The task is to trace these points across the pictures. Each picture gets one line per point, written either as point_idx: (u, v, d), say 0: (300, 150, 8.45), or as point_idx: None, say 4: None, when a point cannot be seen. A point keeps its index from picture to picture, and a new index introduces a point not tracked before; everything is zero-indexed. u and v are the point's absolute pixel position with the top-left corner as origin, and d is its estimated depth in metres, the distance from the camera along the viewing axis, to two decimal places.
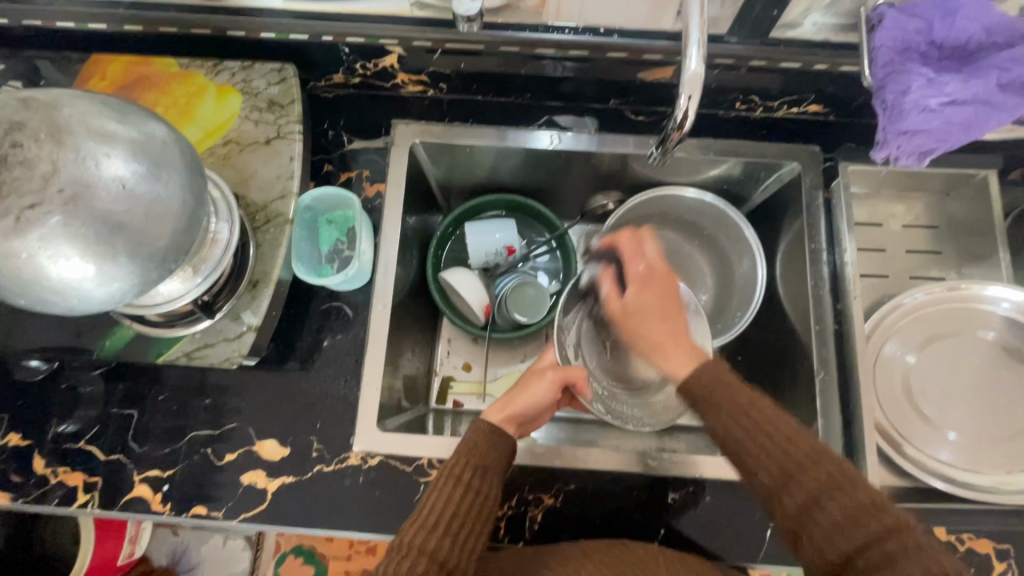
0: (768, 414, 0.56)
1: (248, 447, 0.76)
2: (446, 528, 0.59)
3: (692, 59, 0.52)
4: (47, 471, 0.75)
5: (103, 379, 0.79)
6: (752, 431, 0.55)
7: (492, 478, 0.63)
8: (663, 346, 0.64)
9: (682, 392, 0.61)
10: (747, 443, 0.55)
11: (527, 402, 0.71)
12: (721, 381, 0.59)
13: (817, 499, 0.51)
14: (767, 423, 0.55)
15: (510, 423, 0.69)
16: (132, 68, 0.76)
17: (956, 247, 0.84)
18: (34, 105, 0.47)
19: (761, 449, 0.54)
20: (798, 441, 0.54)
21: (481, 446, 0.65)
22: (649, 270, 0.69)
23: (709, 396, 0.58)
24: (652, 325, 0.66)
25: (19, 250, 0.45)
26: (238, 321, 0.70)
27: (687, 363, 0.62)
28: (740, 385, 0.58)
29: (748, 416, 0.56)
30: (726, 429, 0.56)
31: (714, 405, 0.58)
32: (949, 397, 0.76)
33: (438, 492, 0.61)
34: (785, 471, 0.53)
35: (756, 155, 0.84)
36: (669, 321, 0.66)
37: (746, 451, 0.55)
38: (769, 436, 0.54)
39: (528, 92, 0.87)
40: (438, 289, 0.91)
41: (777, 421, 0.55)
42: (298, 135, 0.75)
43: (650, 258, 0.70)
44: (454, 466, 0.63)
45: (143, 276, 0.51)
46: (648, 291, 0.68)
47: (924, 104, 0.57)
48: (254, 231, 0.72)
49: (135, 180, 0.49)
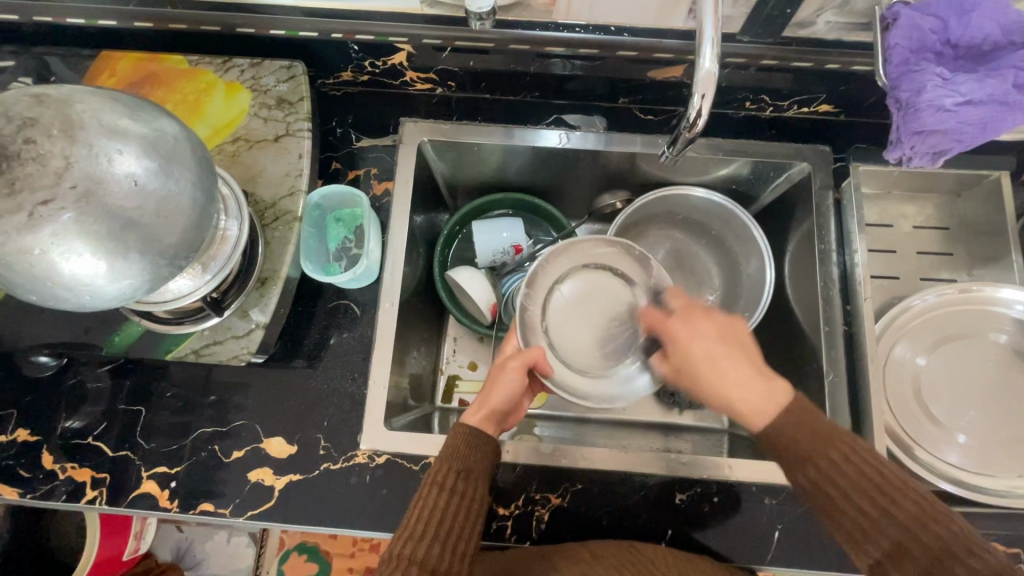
0: (861, 462, 0.56)
1: (255, 444, 0.76)
2: (435, 535, 0.59)
3: (705, 58, 0.52)
4: (55, 467, 0.76)
5: (110, 375, 0.79)
6: (843, 482, 0.55)
7: (476, 480, 0.63)
8: (737, 401, 0.61)
9: (771, 442, 0.59)
10: (839, 496, 0.55)
11: (501, 395, 0.69)
12: (814, 432, 0.57)
13: (905, 547, 0.53)
14: (857, 470, 0.55)
15: (491, 420, 0.68)
16: (141, 65, 0.76)
17: (967, 249, 0.84)
18: (47, 101, 0.47)
19: (854, 503, 0.55)
20: (888, 487, 0.54)
21: (462, 450, 0.64)
22: (692, 311, 0.67)
23: (798, 448, 0.57)
24: (718, 380, 0.62)
25: (31, 246, 0.45)
26: (247, 318, 0.70)
27: (769, 410, 0.59)
28: (836, 435, 0.57)
29: (842, 475, 0.56)
30: (818, 488, 0.56)
31: (802, 459, 0.57)
32: (960, 399, 0.75)
33: (424, 500, 0.61)
34: (876, 524, 0.54)
35: (766, 154, 0.84)
36: (735, 364, 0.62)
37: (846, 512, 0.55)
38: (862, 487, 0.55)
39: (536, 90, 0.87)
40: (444, 287, 0.91)
41: (868, 468, 0.55)
42: (307, 133, 0.75)
43: (683, 310, 0.68)
44: (437, 472, 0.62)
45: (154, 272, 0.52)
46: (695, 342, 0.65)
47: (940, 104, 0.56)
48: (263, 228, 0.72)
49: (146, 176, 0.48)
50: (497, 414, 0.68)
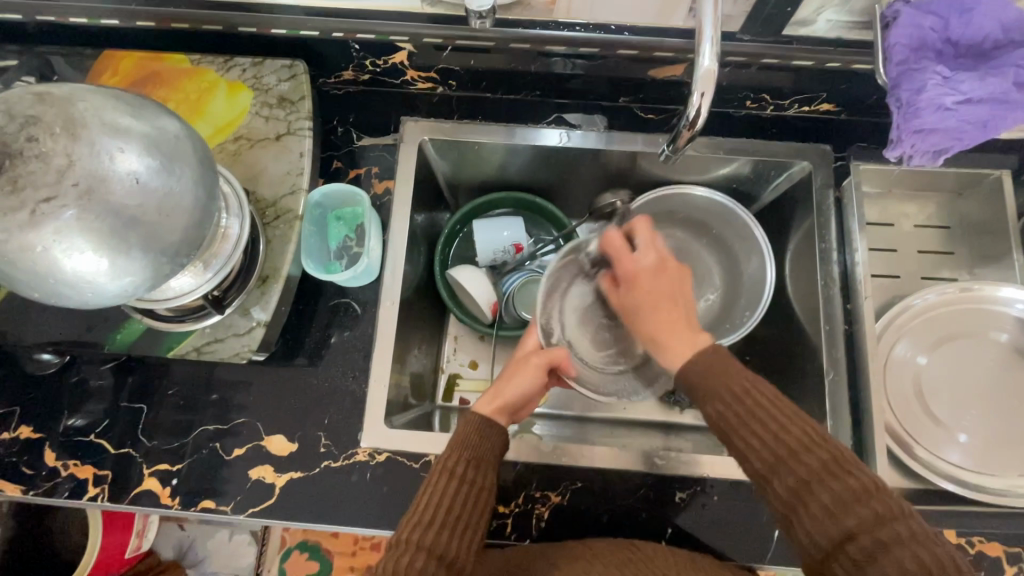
0: (763, 397, 0.56)
1: (256, 442, 0.76)
2: (443, 523, 0.59)
3: (704, 56, 0.52)
4: (57, 464, 0.76)
5: (113, 373, 0.79)
6: (748, 417, 0.56)
7: (486, 471, 0.63)
8: (659, 337, 0.65)
9: (685, 379, 0.61)
10: (743, 429, 0.56)
11: (517, 388, 0.69)
12: (721, 368, 0.59)
13: (809, 484, 0.52)
14: (764, 406, 0.56)
15: (502, 413, 0.68)
16: (144, 64, 0.77)
17: (968, 247, 0.83)
18: (50, 99, 0.47)
19: (756, 434, 0.55)
20: (797, 426, 0.54)
21: (472, 437, 0.65)
22: (660, 259, 0.69)
23: (706, 385, 0.59)
24: (650, 320, 0.66)
25: (34, 243, 0.45)
26: (248, 316, 0.70)
27: (687, 350, 0.63)
28: (740, 372, 0.58)
29: (741, 403, 0.56)
30: (720, 416, 0.57)
31: (709, 392, 0.58)
32: (961, 398, 0.75)
33: (433, 487, 0.61)
34: (779, 459, 0.53)
35: (766, 153, 0.84)
36: (666, 311, 0.66)
37: (740, 435, 0.56)
38: (766, 421, 0.55)
39: (537, 89, 0.87)
40: (445, 286, 0.92)
41: (774, 409, 0.56)
42: (308, 132, 0.76)
43: (649, 252, 0.70)
44: (447, 459, 0.63)
45: (156, 270, 0.52)
46: (642, 284, 0.68)
47: (940, 102, 0.56)
48: (264, 226, 0.72)
49: (148, 174, 0.49)
50: (509, 407, 0.68)
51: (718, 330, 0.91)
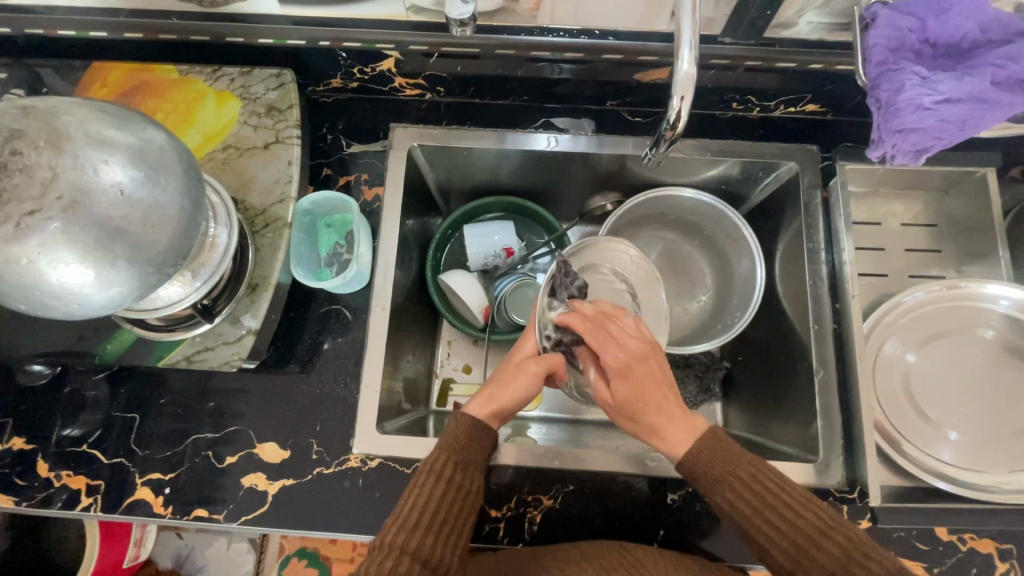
0: (776, 487, 0.58)
1: (249, 450, 0.77)
2: (428, 526, 0.59)
3: (683, 61, 0.52)
4: (50, 475, 0.76)
5: (105, 383, 0.80)
6: (761, 510, 0.58)
7: (473, 474, 0.64)
8: (662, 433, 0.62)
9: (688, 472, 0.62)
10: (762, 523, 0.57)
11: (515, 394, 0.68)
12: (723, 457, 0.60)
13: (832, 572, 0.54)
14: (776, 494, 0.58)
15: (495, 416, 0.68)
16: (132, 75, 0.77)
17: (955, 245, 0.84)
18: (34, 112, 0.47)
19: (773, 527, 0.57)
20: (808, 513, 0.57)
21: (463, 440, 0.65)
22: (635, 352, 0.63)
23: (712, 473, 0.60)
24: (649, 413, 0.62)
25: (18, 256, 0.45)
26: (238, 324, 0.70)
27: (688, 438, 0.62)
28: (742, 457, 0.60)
29: (751, 492, 0.58)
30: (732, 508, 0.59)
31: (717, 482, 0.60)
32: (950, 395, 0.76)
33: (421, 488, 0.61)
34: (801, 550, 0.56)
35: (754, 155, 0.84)
36: (661, 397, 0.63)
37: (756, 529, 0.58)
38: (784, 512, 0.57)
39: (525, 94, 0.87)
40: (437, 291, 0.92)
41: (788, 496, 0.58)
42: (297, 140, 0.76)
43: (630, 342, 0.64)
44: (436, 460, 0.63)
45: (142, 280, 0.52)
46: (635, 376, 0.62)
47: (918, 102, 0.56)
48: (253, 234, 0.72)
49: (133, 186, 0.49)
50: (504, 413, 0.68)
51: (710, 331, 0.92)
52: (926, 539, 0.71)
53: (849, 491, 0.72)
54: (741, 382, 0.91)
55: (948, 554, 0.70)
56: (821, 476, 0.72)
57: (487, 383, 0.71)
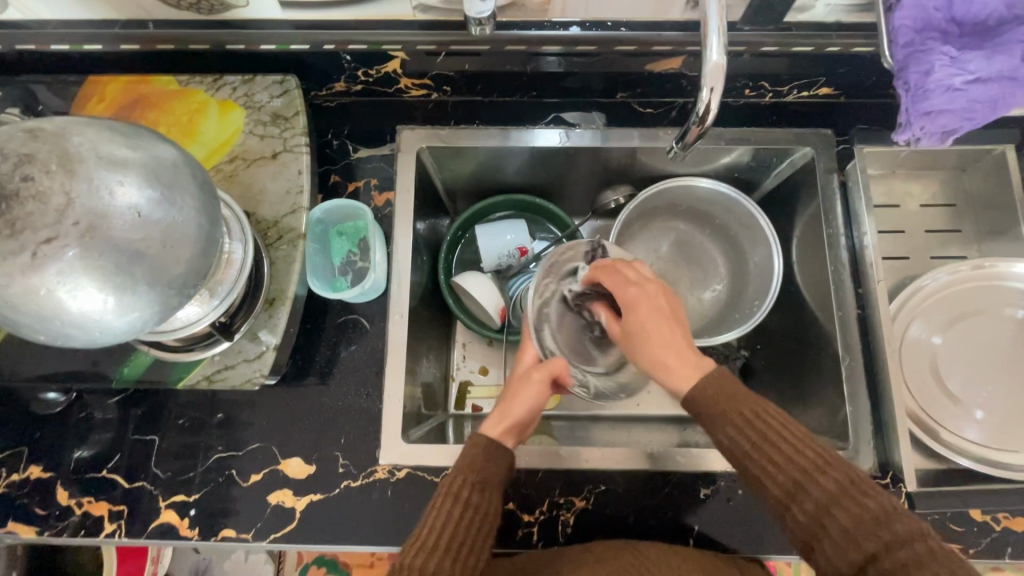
0: (775, 423, 0.57)
1: (273, 466, 0.75)
2: (446, 548, 0.59)
3: (713, 51, 0.50)
4: (71, 502, 0.75)
5: (120, 406, 0.78)
6: (758, 441, 0.56)
7: (491, 494, 0.63)
8: (665, 364, 0.60)
9: (692, 405, 0.59)
10: (760, 457, 0.56)
11: (521, 406, 0.66)
12: (726, 391, 0.58)
13: (828, 508, 0.53)
14: (777, 429, 0.56)
15: (510, 432, 0.66)
16: (130, 88, 0.75)
17: (975, 224, 0.83)
18: (42, 135, 0.45)
19: (770, 458, 0.55)
20: (807, 451, 0.55)
21: (479, 461, 0.64)
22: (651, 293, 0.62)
23: (717, 410, 0.58)
24: (652, 347, 0.60)
25: (37, 286, 0.43)
26: (257, 340, 0.69)
27: (693, 376, 0.59)
28: (749, 395, 0.58)
29: (751, 427, 0.57)
30: (732, 441, 0.57)
31: (720, 417, 0.57)
32: (977, 375, 0.76)
33: (437, 510, 0.61)
34: (797, 484, 0.54)
35: (767, 141, 0.83)
36: (671, 329, 0.60)
37: (755, 461, 0.56)
38: (781, 445, 0.56)
39: (533, 90, 0.86)
40: (451, 293, 0.91)
41: (807, 450, 0.55)
42: (305, 148, 0.74)
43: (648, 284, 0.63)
44: (453, 483, 0.63)
45: (162, 304, 0.50)
46: (644, 313, 0.61)
47: (948, 84, 0.55)
48: (267, 247, 0.71)
49: (149, 207, 0.47)
50: (516, 427, 0.66)
51: (727, 321, 0.91)
52: (961, 521, 0.71)
53: (882, 476, 0.72)
54: (761, 371, 0.90)
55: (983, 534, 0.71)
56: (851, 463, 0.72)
57: (499, 399, 0.69)
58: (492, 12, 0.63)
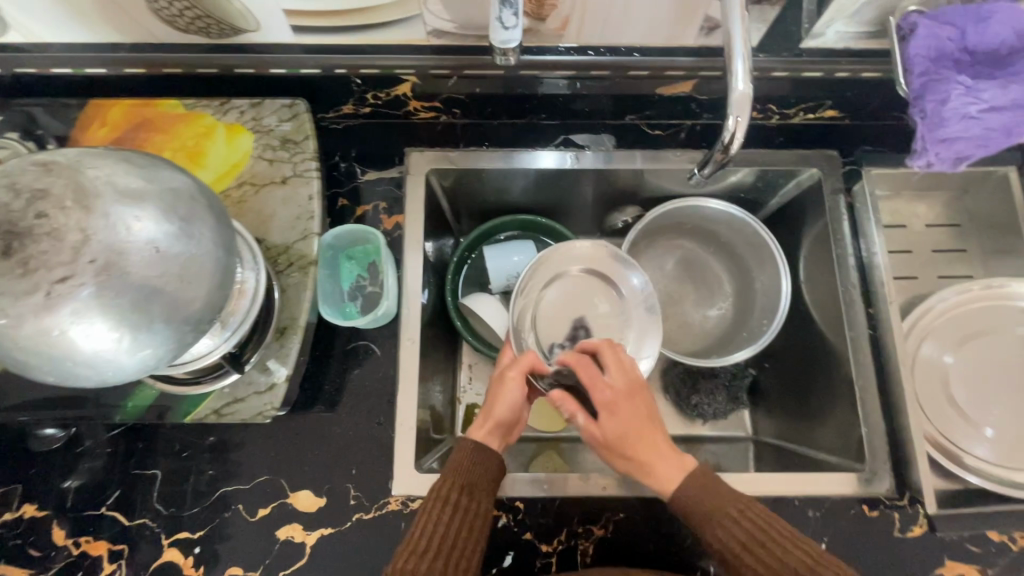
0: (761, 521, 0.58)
1: (282, 499, 0.73)
2: (437, 552, 0.58)
3: (738, 80, 0.52)
4: (68, 542, 0.71)
5: (119, 440, 0.74)
6: (744, 542, 0.57)
7: (481, 497, 0.61)
8: (650, 467, 0.62)
9: (679, 507, 0.61)
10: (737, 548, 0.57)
11: (505, 403, 0.66)
12: (712, 490, 0.60)
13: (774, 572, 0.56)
14: (746, 515, 0.58)
15: (496, 433, 0.66)
16: (133, 112, 0.73)
17: (980, 243, 0.84)
18: (56, 169, 0.44)
19: (748, 548, 0.57)
20: (763, 523, 0.58)
21: (465, 463, 0.63)
22: (626, 389, 0.65)
23: (702, 510, 0.59)
24: (637, 450, 0.62)
25: (51, 326, 0.42)
26: (267, 371, 0.67)
27: (680, 472, 0.61)
28: (731, 491, 0.60)
29: (740, 526, 0.58)
30: (718, 540, 0.58)
31: (707, 518, 0.59)
32: (987, 392, 0.76)
33: (427, 517, 0.60)
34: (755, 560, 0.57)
35: (774, 163, 0.84)
36: (650, 428, 0.63)
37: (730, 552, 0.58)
38: (750, 528, 0.58)
39: (543, 113, 0.86)
40: (459, 315, 0.89)
41: (765, 522, 0.58)
42: (315, 173, 0.73)
43: (618, 376, 0.66)
44: (441, 486, 0.61)
45: (177, 340, 0.48)
46: (624, 411, 0.63)
47: (964, 112, 0.58)
48: (277, 275, 0.69)
49: (168, 241, 0.45)
50: (502, 426, 0.65)
51: (735, 340, 0.91)
52: (978, 542, 0.72)
53: (900, 498, 0.73)
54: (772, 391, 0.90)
55: (998, 553, 0.72)
56: (867, 485, 0.72)
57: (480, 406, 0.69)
58: (519, 43, 0.62)
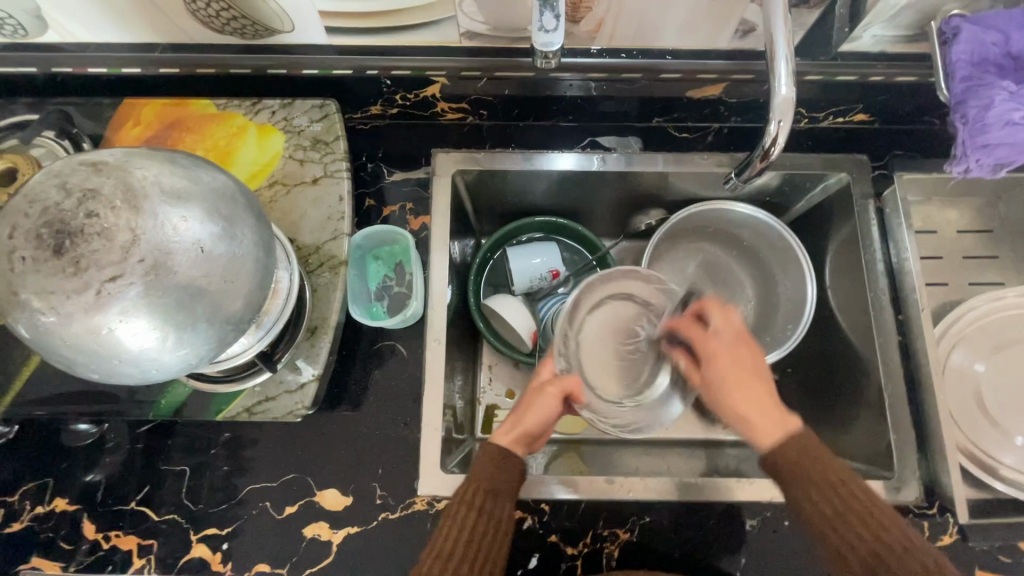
0: (862, 495, 0.56)
1: (309, 497, 0.73)
2: (462, 556, 0.58)
3: (782, 85, 0.52)
4: (99, 536, 0.72)
5: (148, 436, 0.75)
6: (840, 512, 0.55)
7: (504, 502, 0.61)
8: (749, 417, 0.60)
9: (773, 462, 0.58)
10: (838, 523, 0.55)
11: (536, 419, 0.64)
12: (809, 453, 0.57)
13: None
14: (861, 502, 0.55)
15: (523, 443, 0.64)
16: (166, 111, 0.74)
17: (1012, 250, 0.83)
18: (105, 169, 0.44)
19: (858, 532, 0.54)
20: (889, 523, 0.54)
21: (490, 469, 0.62)
22: (733, 342, 0.62)
23: (796, 469, 0.57)
24: (740, 398, 0.60)
25: (99, 325, 0.42)
26: (297, 370, 0.68)
27: (781, 432, 0.58)
28: (832, 461, 0.57)
29: (836, 495, 0.55)
30: (812, 505, 0.56)
31: (802, 480, 0.56)
32: (1018, 401, 0.75)
33: (452, 519, 0.60)
34: (874, 552, 0.53)
35: (802, 167, 0.83)
36: (757, 383, 0.60)
37: (831, 529, 0.55)
38: (858, 514, 0.55)
39: (569, 115, 0.85)
40: (481, 316, 0.89)
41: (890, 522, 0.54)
42: (345, 173, 0.73)
43: (727, 330, 0.63)
44: (465, 490, 0.61)
45: (217, 340, 0.49)
46: (731, 361, 0.62)
47: (1007, 118, 0.57)
48: (308, 274, 0.70)
49: (211, 242, 0.46)
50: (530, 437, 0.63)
51: (758, 344, 0.90)
52: (1009, 552, 0.72)
53: (929, 507, 0.73)
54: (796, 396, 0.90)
55: None
56: (897, 493, 0.71)
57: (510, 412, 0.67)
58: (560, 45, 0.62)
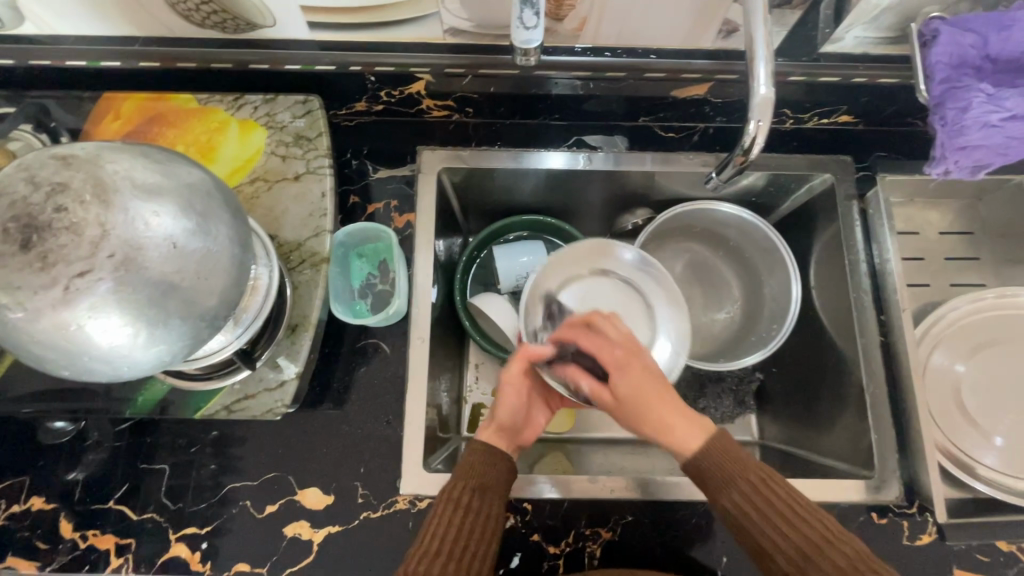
0: (783, 495, 0.59)
1: (290, 496, 0.73)
2: (450, 553, 0.58)
3: (761, 85, 0.52)
4: (76, 535, 0.71)
5: (128, 434, 0.74)
6: (768, 514, 0.58)
7: (492, 499, 0.61)
8: (671, 425, 0.61)
9: (698, 467, 0.60)
10: (763, 520, 0.58)
11: (509, 408, 0.67)
12: (729, 454, 0.60)
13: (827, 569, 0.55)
14: (780, 500, 0.58)
15: (501, 436, 0.66)
16: (147, 106, 0.73)
17: (993, 251, 0.84)
18: (75, 162, 0.43)
19: (783, 529, 0.57)
20: (813, 521, 0.58)
21: (476, 467, 0.62)
22: (625, 353, 0.64)
23: (722, 473, 0.60)
24: (654, 412, 0.61)
25: (68, 321, 0.42)
26: (277, 368, 0.67)
27: (700, 434, 0.61)
28: (750, 460, 0.61)
29: (759, 493, 0.59)
30: (738, 508, 0.59)
31: (727, 484, 0.59)
32: (997, 401, 0.76)
33: (439, 518, 0.60)
34: (801, 550, 0.56)
35: (787, 167, 0.84)
36: (662, 387, 0.62)
37: (754, 526, 0.58)
38: (783, 513, 0.58)
39: (556, 113, 0.85)
40: (468, 315, 0.88)
41: (812, 516, 0.58)
42: (328, 170, 0.72)
43: (617, 337, 0.65)
44: (452, 489, 0.61)
45: (192, 337, 0.48)
46: (635, 372, 0.63)
47: (985, 120, 0.58)
48: (289, 271, 0.69)
49: (185, 237, 0.45)
50: (504, 427, 0.66)
51: (744, 344, 0.90)
52: (986, 551, 0.73)
53: (909, 506, 0.73)
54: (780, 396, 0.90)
55: (1006, 564, 0.72)
56: (876, 493, 0.71)
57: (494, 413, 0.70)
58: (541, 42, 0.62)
